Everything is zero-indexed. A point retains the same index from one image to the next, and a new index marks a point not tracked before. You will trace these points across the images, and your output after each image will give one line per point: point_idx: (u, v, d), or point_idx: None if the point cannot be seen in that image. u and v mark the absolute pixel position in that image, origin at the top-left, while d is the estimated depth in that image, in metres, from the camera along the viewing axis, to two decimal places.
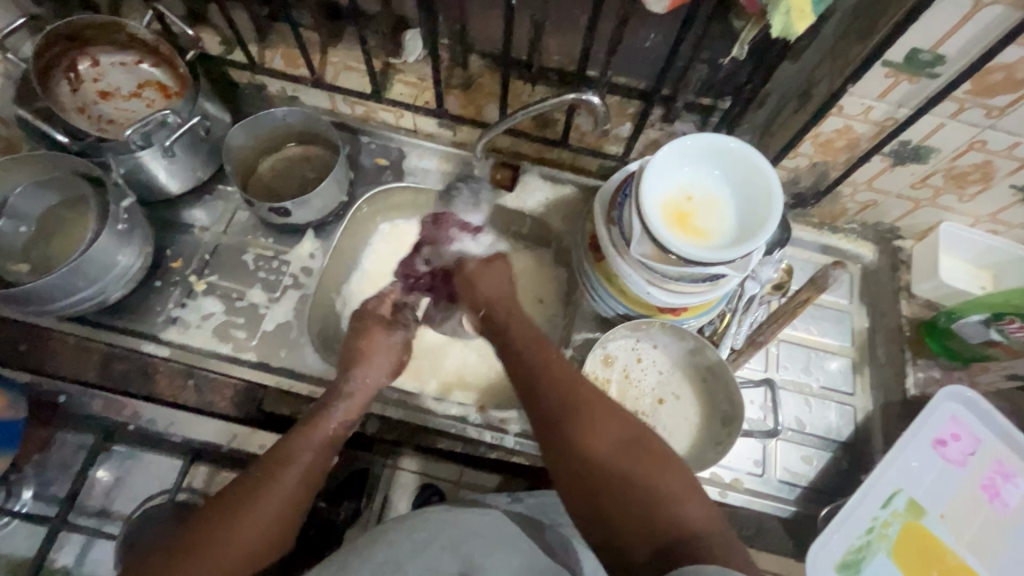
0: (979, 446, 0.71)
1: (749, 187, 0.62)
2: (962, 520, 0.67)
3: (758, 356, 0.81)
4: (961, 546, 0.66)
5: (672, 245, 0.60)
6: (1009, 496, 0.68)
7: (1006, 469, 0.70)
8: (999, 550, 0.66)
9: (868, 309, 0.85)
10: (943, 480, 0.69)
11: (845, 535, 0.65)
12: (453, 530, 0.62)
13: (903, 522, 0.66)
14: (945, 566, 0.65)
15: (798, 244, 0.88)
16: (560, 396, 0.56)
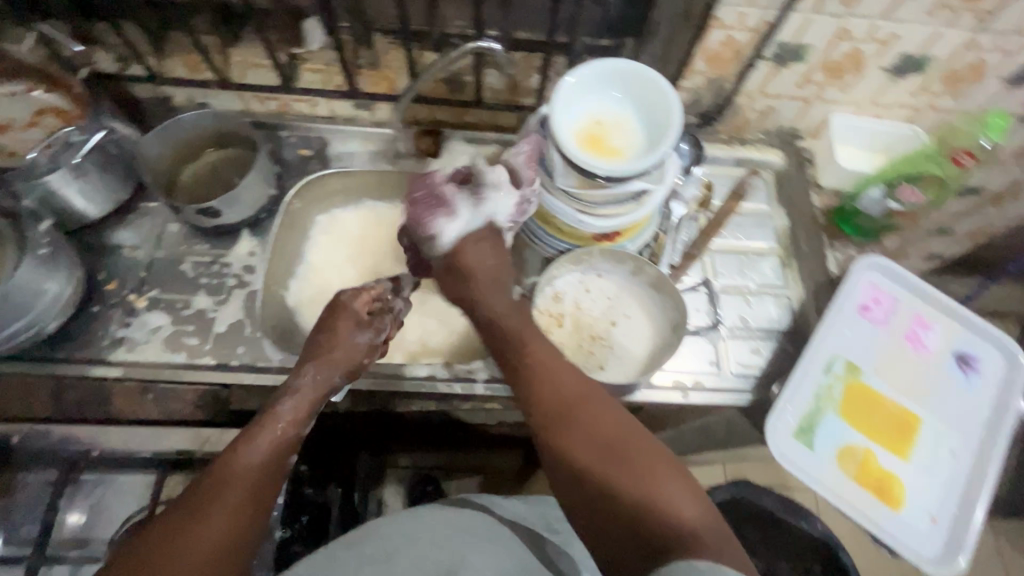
0: (898, 304, 0.78)
1: (649, 103, 0.67)
2: (894, 370, 0.74)
3: (696, 268, 0.87)
4: (897, 393, 0.73)
5: (592, 167, 0.64)
6: (928, 342, 0.76)
7: (923, 320, 0.77)
8: (927, 389, 0.73)
9: (785, 208, 0.92)
10: (873, 341, 0.76)
11: (796, 404, 0.71)
12: (441, 528, 0.68)
13: (845, 383, 0.73)
14: (887, 413, 0.71)
15: (715, 162, 0.94)
16: (558, 393, 0.59)
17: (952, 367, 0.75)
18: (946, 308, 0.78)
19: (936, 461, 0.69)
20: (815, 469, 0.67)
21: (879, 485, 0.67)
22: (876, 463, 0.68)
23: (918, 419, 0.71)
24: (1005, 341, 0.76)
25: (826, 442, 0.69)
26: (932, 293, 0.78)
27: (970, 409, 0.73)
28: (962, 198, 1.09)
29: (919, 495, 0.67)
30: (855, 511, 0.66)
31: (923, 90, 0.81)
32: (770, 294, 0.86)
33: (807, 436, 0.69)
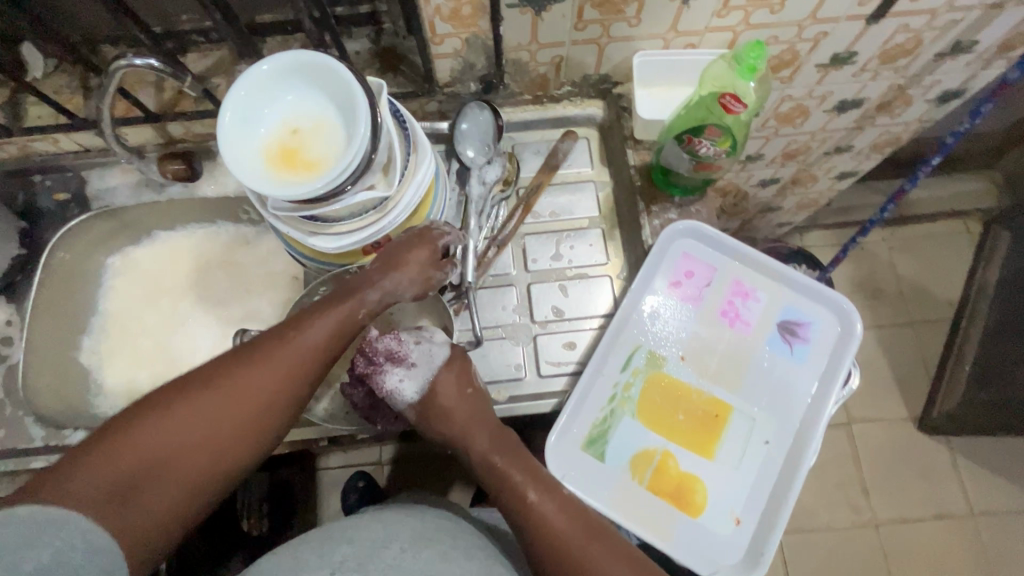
0: (714, 274, 0.68)
1: (343, 96, 0.56)
2: (704, 354, 0.65)
3: (505, 257, 0.77)
4: (705, 381, 0.64)
5: (278, 191, 0.54)
6: (748, 314, 0.66)
7: (743, 287, 0.67)
8: (741, 372, 0.64)
9: (608, 169, 0.80)
10: (683, 323, 0.66)
11: (583, 412, 0.63)
12: (410, 533, 0.71)
13: (645, 379, 0.64)
14: (691, 406, 0.63)
15: (525, 128, 0.82)
16: (557, 535, 0.55)
17: (775, 341, 0.65)
18: (773, 271, 0.68)
19: (746, 457, 0.61)
20: (600, 483, 0.61)
21: (679, 492, 0.60)
22: (675, 465, 0.61)
23: (730, 409, 0.63)
24: (842, 303, 0.66)
25: (618, 452, 0.62)
26: (754, 256, 0.67)
27: (794, 388, 0.64)
28: (844, 113, 0.94)
29: (720, 496, 0.60)
30: (644, 526, 0.60)
31: (728, 8, 0.66)
32: (590, 279, 0.76)
33: (594, 447, 0.62)
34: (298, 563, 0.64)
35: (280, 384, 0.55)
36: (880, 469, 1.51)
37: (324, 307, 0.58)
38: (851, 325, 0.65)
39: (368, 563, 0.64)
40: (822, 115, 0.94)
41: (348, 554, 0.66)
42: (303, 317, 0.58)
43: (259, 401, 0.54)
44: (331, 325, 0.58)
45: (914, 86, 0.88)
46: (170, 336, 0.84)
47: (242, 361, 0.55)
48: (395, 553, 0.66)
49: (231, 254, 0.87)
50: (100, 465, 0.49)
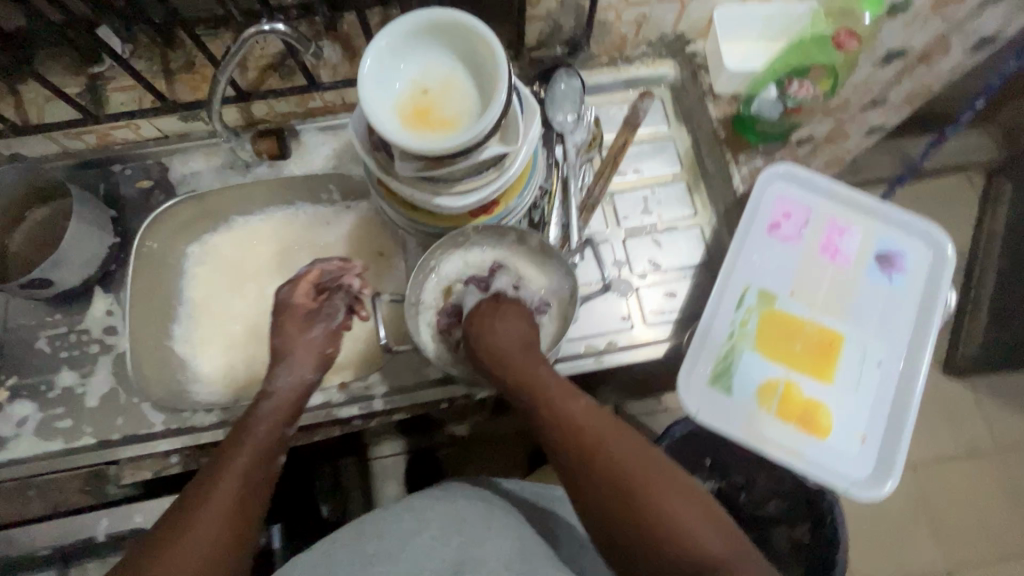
0: (811, 214, 0.71)
1: (473, 52, 0.57)
2: (811, 288, 0.68)
3: (597, 216, 0.79)
4: (815, 313, 0.67)
5: (422, 144, 0.55)
6: (846, 249, 0.70)
7: (839, 225, 0.71)
8: (848, 302, 0.68)
9: (686, 125, 0.83)
10: (787, 261, 0.70)
11: (708, 351, 0.66)
12: (444, 516, 0.68)
13: (759, 316, 0.67)
14: (807, 337, 0.66)
15: (601, 91, 0.84)
16: (562, 417, 0.55)
17: (875, 272, 0.69)
18: (865, 209, 0.71)
19: (862, 377, 0.65)
20: (733, 414, 0.64)
21: (804, 416, 0.64)
22: (800, 393, 0.64)
23: (842, 337, 0.67)
24: (934, 233, 0.70)
25: (744, 385, 0.65)
26: (847, 194, 0.71)
27: (898, 312, 0.68)
28: (887, 65, 0.99)
29: (845, 417, 0.64)
30: (779, 450, 0.63)
31: None
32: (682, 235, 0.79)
33: (723, 381, 0.64)
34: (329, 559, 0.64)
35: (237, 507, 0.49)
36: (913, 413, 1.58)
37: (249, 424, 0.57)
38: (944, 251, 0.69)
39: (397, 555, 0.63)
40: (869, 67, 0.98)
41: (379, 545, 0.64)
42: (221, 454, 0.53)
43: (219, 547, 0.46)
44: (256, 441, 0.55)
45: (957, 33, 0.92)
46: (262, 319, 0.83)
47: (190, 510, 0.48)
48: (424, 542, 0.65)
49: (313, 235, 0.87)
50: None
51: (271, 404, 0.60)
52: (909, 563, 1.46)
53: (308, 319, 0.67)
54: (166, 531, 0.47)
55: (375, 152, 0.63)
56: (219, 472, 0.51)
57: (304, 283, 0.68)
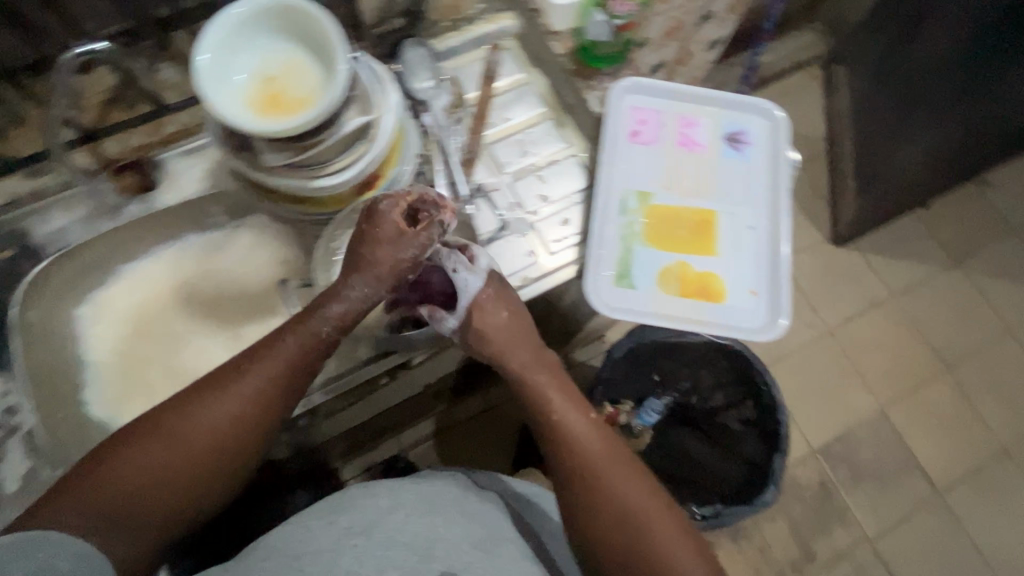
0: (663, 118, 0.89)
1: (301, 30, 0.58)
2: (677, 179, 0.87)
3: (482, 167, 0.83)
4: (685, 197, 0.86)
5: (279, 129, 0.56)
6: (696, 138, 0.88)
7: (687, 120, 0.89)
8: (708, 182, 0.87)
9: (539, 68, 0.88)
10: (653, 163, 0.87)
11: (611, 253, 0.83)
12: (420, 499, 0.72)
13: (643, 216, 0.85)
14: (684, 219, 0.85)
15: (453, 55, 0.86)
16: (578, 441, 0.65)
17: (727, 150, 0.87)
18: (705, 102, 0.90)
19: (737, 243, 0.83)
20: (643, 301, 0.82)
21: (701, 290, 0.82)
22: (692, 269, 0.82)
23: (713, 215, 0.85)
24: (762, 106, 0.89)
25: (643, 277, 0.83)
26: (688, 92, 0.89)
27: (750, 179, 0.87)
28: None
29: (732, 279, 0.82)
30: (689, 321, 0.80)
31: None
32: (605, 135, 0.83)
33: (626, 279, 0.82)
34: (303, 533, 0.66)
35: (237, 423, 0.60)
36: (815, 286, 1.77)
37: (275, 342, 0.62)
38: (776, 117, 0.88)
39: (373, 531, 0.65)
40: None
41: (356, 519, 0.67)
42: (252, 358, 0.62)
43: (226, 424, 0.59)
44: (286, 355, 0.62)
45: None
46: (178, 358, 0.81)
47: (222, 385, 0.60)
48: (400, 518, 0.68)
49: (209, 262, 0.85)
50: (81, 485, 0.56)
51: (327, 313, 0.63)
52: (846, 415, 1.66)
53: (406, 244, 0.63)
54: (200, 392, 0.60)
55: (241, 152, 0.63)
56: (234, 383, 0.60)
57: (403, 203, 0.64)
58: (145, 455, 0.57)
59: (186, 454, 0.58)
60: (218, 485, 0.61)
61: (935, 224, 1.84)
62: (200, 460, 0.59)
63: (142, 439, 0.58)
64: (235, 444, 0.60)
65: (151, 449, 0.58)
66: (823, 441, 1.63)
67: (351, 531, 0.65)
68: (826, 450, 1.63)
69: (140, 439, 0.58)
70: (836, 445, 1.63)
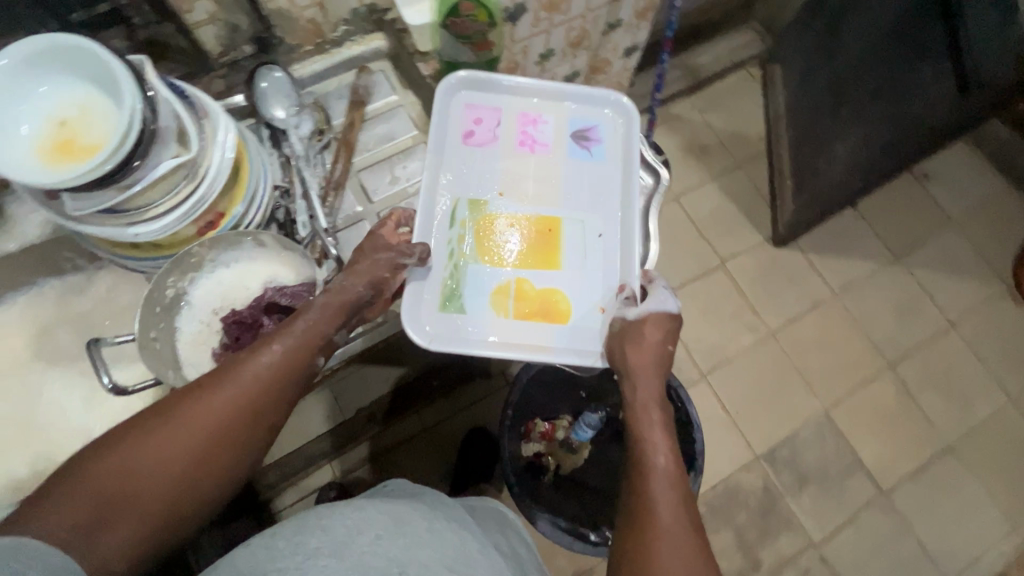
0: (501, 115, 0.82)
1: (88, 67, 0.55)
2: (514, 185, 0.80)
3: (350, 197, 0.80)
4: (523, 205, 0.79)
5: (71, 176, 0.52)
6: (538, 138, 0.82)
7: (528, 118, 0.83)
8: (551, 185, 0.80)
9: (412, 89, 0.85)
10: (490, 166, 0.80)
11: (436, 276, 0.74)
12: (390, 519, 0.63)
13: (477, 228, 0.77)
14: (524, 228, 0.78)
15: (321, 79, 0.84)
16: (656, 510, 0.55)
17: (573, 148, 0.82)
18: (547, 99, 0.85)
19: (585, 254, 0.78)
20: (474, 327, 0.73)
21: (543, 311, 0.74)
22: (529, 286, 0.75)
23: (558, 222, 0.79)
24: (613, 101, 0.84)
25: (477, 299, 0.74)
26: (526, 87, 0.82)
27: (598, 178, 0.81)
28: None
29: (577, 297, 0.75)
30: (527, 349, 0.72)
31: None
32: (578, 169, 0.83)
33: (455, 303, 0.73)
34: (256, 558, 0.56)
35: (236, 416, 0.55)
36: (757, 288, 1.75)
37: (299, 317, 0.60)
38: (627, 110, 0.84)
39: (343, 552, 0.57)
40: None
41: (326, 539, 0.58)
42: (238, 365, 0.56)
43: (215, 429, 0.53)
44: (281, 357, 0.58)
45: None
46: (35, 409, 0.77)
47: (209, 384, 0.55)
48: (372, 538, 0.60)
49: (67, 306, 0.80)
50: (77, 490, 0.49)
51: (329, 300, 0.62)
52: (790, 418, 1.64)
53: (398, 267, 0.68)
54: (199, 387, 0.55)
55: (57, 202, 0.60)
56: (230, 380, 0.55)
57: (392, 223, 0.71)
58: (125, 467, 0.50)
59: (181, 450, 0.52)
60: (203, 501, 0.54)
61: (875, 220, 1.83)
62: (222, 431, 0.54)
63: (137, 439, 0.52)
64: (224, 451, 0.54)
65: (133, 464, 0.51)
66: (768, 446, 1.61)
67: (318, 552, 0.56)
68: (771, 455, 1.61)
69: (115, 457, 0.51)
70: (781, 450, 1.61)
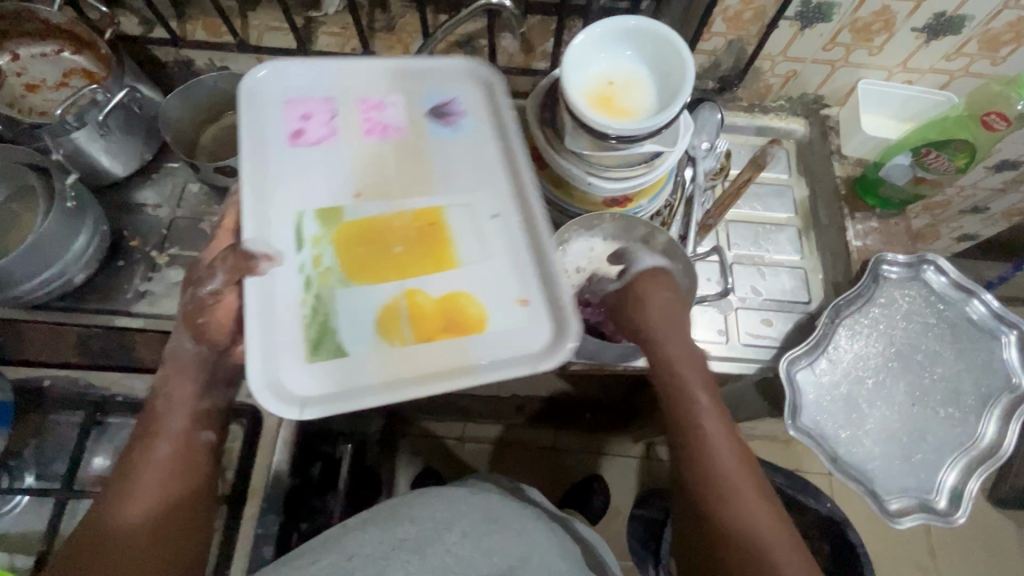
0: (332, 103, 0.71)
1: (660, 59, 0.65)
2: (380, 175, 0.69)
3: (710, 237, 0.85)
4: (405, 199, 0.68)
5: (606, 125, 0.62)
6: (390, 114, 0.72)
7: (368, 100, 0.72)
8: (427, 167, 0.70)
9: (806, 178, 0.89)
10: (333, 175, 0.68)
11: (266, 321, 0.60)
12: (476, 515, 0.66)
13: (332, 242, 0.65)
14: (404, 225, 0.66)
15: (734, 131, 0.91)
16: None
17: (433, 125, 0.72)
18: (386, 76, 0.74)
19: (484, 242, 0.67)
20: (359, 368, 0.60)
21: (447, 320, 0.63)
22: (424, 297, 0.63)
23: (441, 212, 0.67)
24: (459, 66, 0.75)
25: (353, 332, 0.61)
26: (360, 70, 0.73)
27: (483, 150, 0.71)
28: (998, 172, 1.04)
29: (490, 300, 0.64)
30: (449, 379, 0.60)
31: (959, 52, 0.77)
32: (972, 324, 0.75)
33: (322, 348, 0.60)
34: (362, 539, 0.62)
35: (178, 501, 0.59)
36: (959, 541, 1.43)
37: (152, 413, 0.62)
38: (484, 76, 0.74)
39: (423, 550, 0.60)
40: (980, 171, 1.03)
41: (410, 533, 0.62)
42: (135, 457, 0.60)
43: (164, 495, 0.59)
44: (170, 440, 0.61)
45: None
46: None
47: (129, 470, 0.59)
48: (457, 538, 0.62)
49: None
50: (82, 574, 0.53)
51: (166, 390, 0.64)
52: None
53: (210, 296, 0.61)
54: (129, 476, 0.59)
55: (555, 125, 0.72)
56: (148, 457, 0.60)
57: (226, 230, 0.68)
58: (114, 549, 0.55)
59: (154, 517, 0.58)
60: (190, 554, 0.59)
61: None
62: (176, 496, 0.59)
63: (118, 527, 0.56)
64: (189, 522, 0.59)
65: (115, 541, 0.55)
66: None
67: (408, 542, 0.60)
68: None
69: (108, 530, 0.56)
70: None
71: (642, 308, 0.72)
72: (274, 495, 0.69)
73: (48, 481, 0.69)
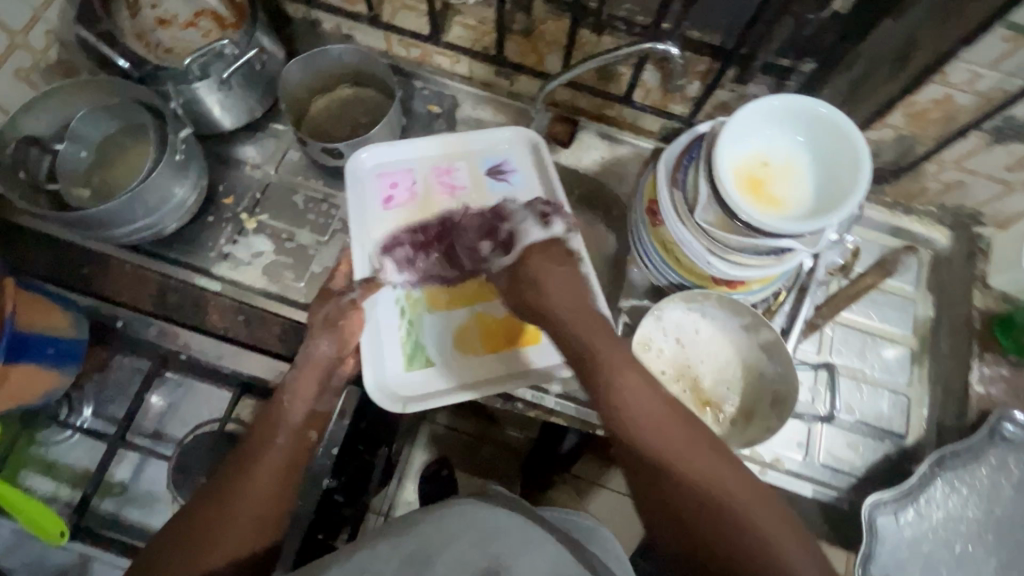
0: (414, 171, 0.78)
1: (831, 154, 0.58)
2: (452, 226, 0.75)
3: (813, 337, 0.78)
4: None
5: (744, 211, 0.56)
6: (460, 176, 0.78)
7: (443, 167, 0.78)
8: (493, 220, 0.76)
9: (934, 297, 0.80)
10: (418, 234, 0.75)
11: (373, 338, 0.70)
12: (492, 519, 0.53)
13: (419, 277, 0.72)
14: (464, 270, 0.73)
15: (867, 225, 0.82)
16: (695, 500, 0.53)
17: (493, 184, 0.77)
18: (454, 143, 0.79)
19: None
20: (447, 375, 0.70)
21: (509, 335, 0.72)
22: (491, 318, 0.72)
23: None
24: (505, 133, 0.79)
25: (438, 346, 0.70)
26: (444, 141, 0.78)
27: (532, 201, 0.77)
28: None
29: None
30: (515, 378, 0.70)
31: None
32: None
33: (417, 359, 0.70)
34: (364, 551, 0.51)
35: (275, 486, 0.59)
36: None
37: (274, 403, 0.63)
38: (531, 138, 0.80)
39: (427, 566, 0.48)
40: None
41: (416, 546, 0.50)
42: (260, 440, 0.61)
43: (273, 485, 0.59)
44: (286, 431, 0.62)
45: None
46: None
47: (251, 458, 0.59)
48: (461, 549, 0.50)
49: None
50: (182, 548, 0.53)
51: (295, 373, 0.65)
52: None
53: (349, 305, 0.68)
54: (242, 458, 0.59)
55: (688, 188, 0.65)
56: (271, 443, 0.61)
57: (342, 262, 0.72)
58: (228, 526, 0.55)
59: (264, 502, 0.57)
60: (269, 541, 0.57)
61: None
62: (281, 483, 0.59)
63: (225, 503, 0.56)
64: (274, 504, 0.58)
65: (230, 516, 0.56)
66: None
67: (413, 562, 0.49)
68: None
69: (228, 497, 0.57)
70: None
71: (530, 283, 0.67)
72: (309, 494, 0.68)
73: (103, 422, 0.70)
